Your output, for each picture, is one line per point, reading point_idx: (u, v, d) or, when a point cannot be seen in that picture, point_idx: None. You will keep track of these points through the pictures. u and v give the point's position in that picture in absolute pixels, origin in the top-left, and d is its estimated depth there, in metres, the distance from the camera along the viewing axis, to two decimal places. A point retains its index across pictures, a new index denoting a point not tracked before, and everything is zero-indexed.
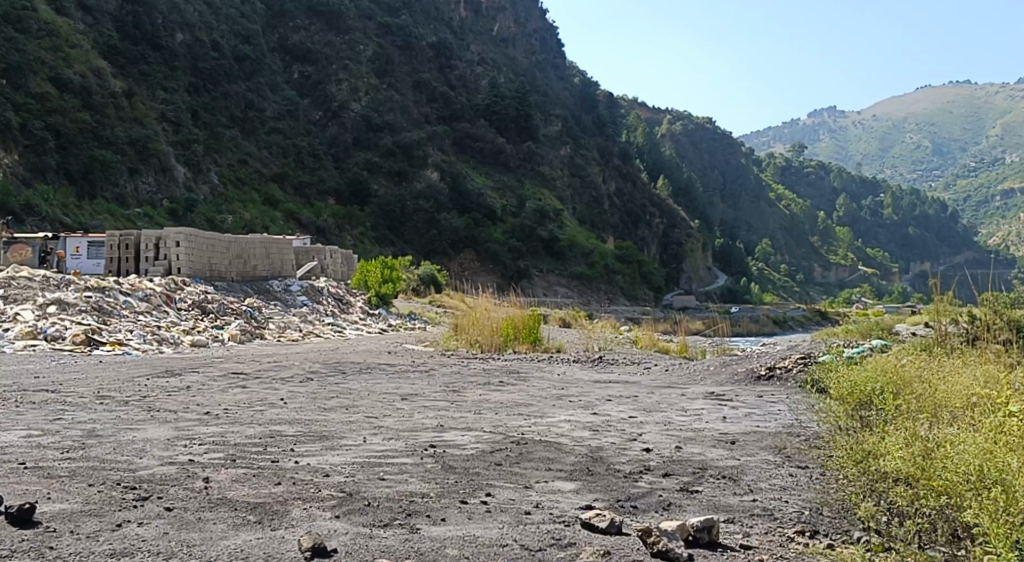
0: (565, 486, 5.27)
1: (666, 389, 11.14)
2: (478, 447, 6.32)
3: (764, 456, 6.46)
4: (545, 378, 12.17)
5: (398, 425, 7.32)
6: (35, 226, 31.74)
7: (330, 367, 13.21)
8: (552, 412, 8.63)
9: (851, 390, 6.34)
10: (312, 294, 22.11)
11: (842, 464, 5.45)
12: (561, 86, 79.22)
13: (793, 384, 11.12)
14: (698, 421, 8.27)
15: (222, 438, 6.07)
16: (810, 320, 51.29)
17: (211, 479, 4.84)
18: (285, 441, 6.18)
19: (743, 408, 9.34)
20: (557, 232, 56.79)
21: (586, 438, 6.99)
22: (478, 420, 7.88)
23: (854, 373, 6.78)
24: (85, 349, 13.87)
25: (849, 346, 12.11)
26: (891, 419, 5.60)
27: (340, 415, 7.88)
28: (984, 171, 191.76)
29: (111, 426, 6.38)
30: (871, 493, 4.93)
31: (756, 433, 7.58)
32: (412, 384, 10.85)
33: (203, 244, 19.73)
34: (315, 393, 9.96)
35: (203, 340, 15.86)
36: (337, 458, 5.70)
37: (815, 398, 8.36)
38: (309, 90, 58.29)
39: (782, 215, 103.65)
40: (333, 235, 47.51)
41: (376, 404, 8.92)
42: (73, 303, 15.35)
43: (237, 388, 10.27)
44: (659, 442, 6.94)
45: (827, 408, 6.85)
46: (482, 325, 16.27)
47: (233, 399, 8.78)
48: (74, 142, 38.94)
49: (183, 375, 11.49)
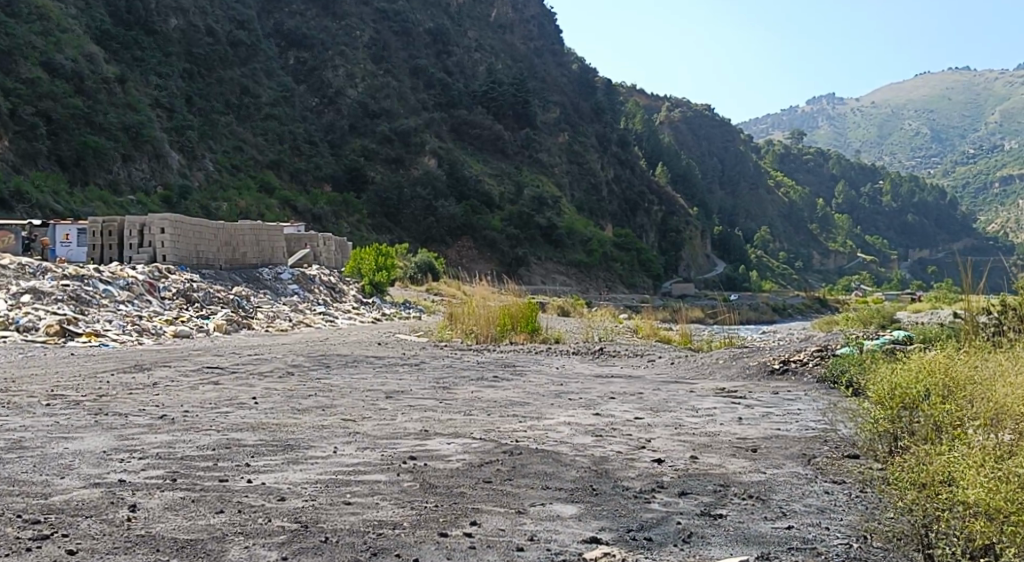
0: (565, 511, 4.45)
1: (674, 384, 10.33)
2: (465, 459, 5.49)
3: (793, 469, 5.62)
4: (542, 371, 11.47)
5: (376, 431, 6.50)
6: (24, 213, 31.04)
7: (314, 360, 12.43)
8: (550, 413, 7.86)
9: (890, 392, 5.52)
10: (303, 282, 21.23)
11: (892, 487, 4.64)
12: (558, 72, 76.88)
13: (810, 379, 10.33)
14: (712, 423, 7.46)
15: (168, 451, 5.24)
16: (810, 308, 50.38)
17: (139, 505, 4.03)
18: (241, 453, 5.34)
19: (761, 407, 8.53)
20: (555, 219, 55.83)
21: (589, 446, 6.17)
22: (470, 424, 7.08)
23: (894, 371, 5.90)
24: (58, 341, 13.06)
25: (869, 337, 11.36)
26: (947, 438, 4.78)
27: (313, 418, 7.12)
28: (981, 159, 189.47)
29: (42, 435, 5.52)
30: (938, 529, 4.08)
31: (779, 439, 6.77)
32: (399, 380, 10.03)
33: (188, 230, 18.95)
34: (290, 391, 9.06)
35: (187, 331, 15.03)
36: (299, 474, 4.88)
37: (845, 403, 7.56)
38: (305, 76, 57.37)
39: (782, 202, 102.60)
40: (330, 222, 46.67)
41: (357, 404, 8.12)
42: (48, 292, 14.53)
43: (208, 385, 9.41)
44: (670, 450, 6.12)
45: (864, 413, 5.97)
46: (477, 314, 15.46)
47: (197, 400, 8.02)
48: (65, 129, 38.07)
49: (151, 371, 10.64)
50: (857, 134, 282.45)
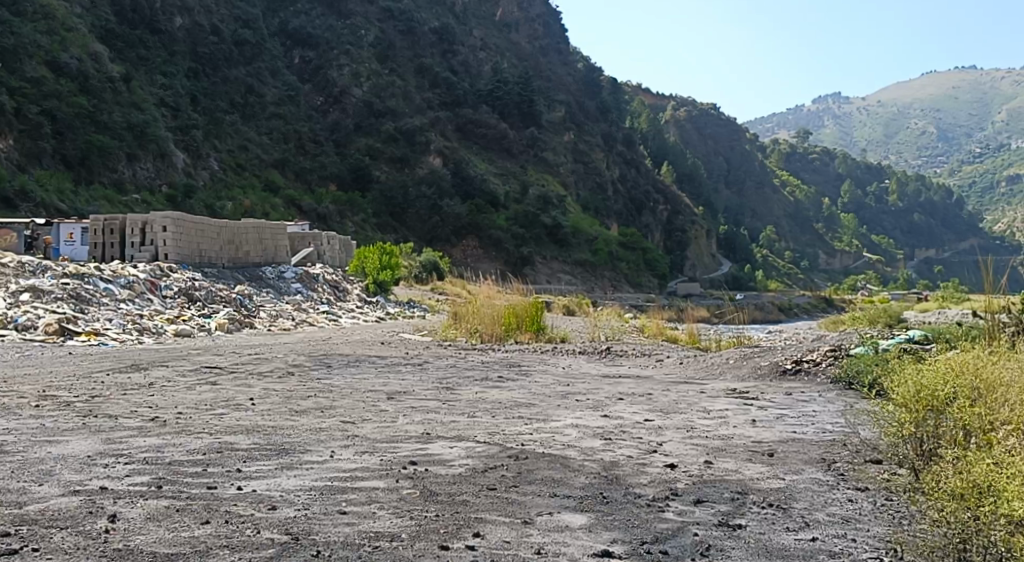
0: (575, 521, 4.19)
1: (684, 385, 10.03)
2: (468, 465, 5.21)
3: (813, 475, 5.33)
4: (548, 372, 11.19)
5: (377, 435, 6.23)
6: (29, 212, 30.88)
7: (315, 359, 12.19)
8: (556, 415, 7.57)
9: (916, 394, 5.23)
10: (307, 280, 20.95)
11: (925, 498, 4.37)
12: (563, 71, 76.37)
13: (824, 379, 10.03)
14: (725, 427, 7.18)
15: (157, 456, 4.97)
16: (816, 308, 49.95)
17: (119, 515, 3.76)
18: (234, 458, 5.08)
19: (775, 409, 8.25)
20: (560, 219, 55.42)
21: (597, 450, 5.90)
22: (473, 426, 6.81)
23: (919, 373, 5.63)
24: (57, 340, 12.82)
25: (883, 337, 11.08)
26: (980, 448, 4.49)
27: (311, 420, 6.85)
28: (988, 158, 187.91)
29: (24, 440, 5.26)
30: (983, 541, 3.80)
31: (796, 442, 6.49)
32: (400, 381, 9.75)
33: (191, 228, 18.73)
34: (290, 392, 8.77)
35: (188, 331, 14.75)
36: (293, 481, 4.63)
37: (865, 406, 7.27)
38: (310, 75, 57.16)
39: (788, 201, 102.05)
40: (335, 221, 46.40)
41: (357, 406, 7.87)
42: (48, 291, 14.29)
43: (206, 385, 9.17)
44: (683, 455, 5.84)
45: (888, 415, 5.70)
46: (482, 313, 15.22)
47: (192, 401, 7.76)
48: (69, 127, 37.95)
49: (147, 371, 10.40)
50: (863, 133, 281.22)
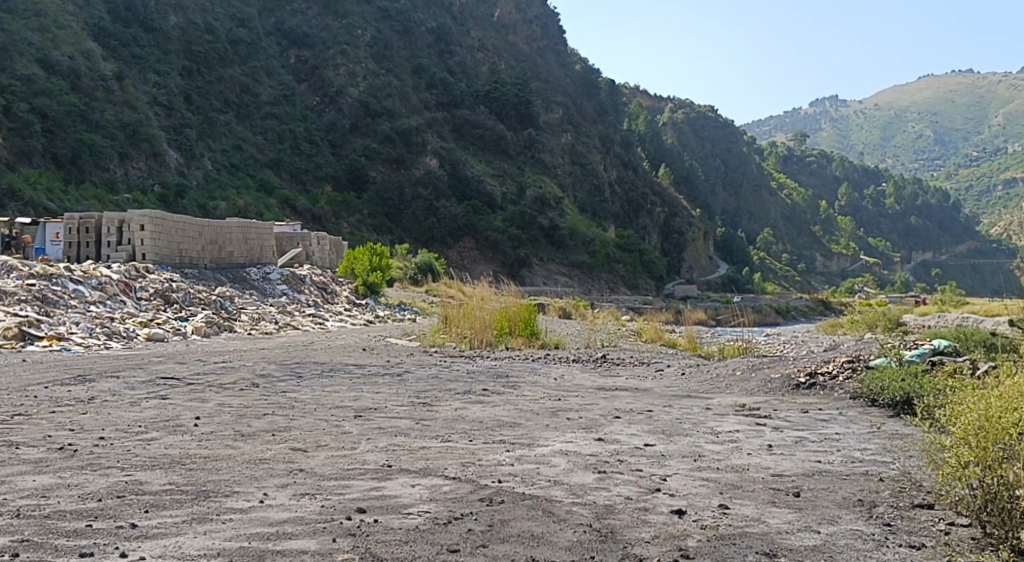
0: None
1: (686, 400, 9.04)
2: (428, 513, 4.22)
3: (854, 526, 4.35)
4: (539, 383, 10.25)
5: (325, 466, 5.25)
6: (16, 211, 29.94)
7: (283, 368, 11.17)
8: (544, 437, 6.61)
9: (977, 423, 4.26)
10: (293, 282, 19.92)
11: None
12: (561, 72, 75.04)
13: (841, 393, 9.02)
14: (738, 453, 6.19)
15: (33, 504, 3.98)
16: (814, 311, 48.45)
17: None
18: (139, 505, 4.09)
19: (792, 431, 7.23)
20: (557, 220, 54.12)
21: (587, 488, 4.88)
22: (445, 454, 5.81)
23: (982, 396, 4.60)
24: (16, 345, 11.81)
25: (906, 346, 10.07)
26: None
27: (254, 446, 5.90)
28: (982, 163, 185.03)
29: None
30: None
31: (826, 475, 5.52)
32: (373, 396, 8.67)
33: (171, 227, 17.66)
34: (246, 409, 7.74)
35: (162, 334, 13.75)
36: (201, 540, 3.64)
37: (909, 441, 6.22)
38: (306, 74, 56.24)
39: (783, 204, 100.81)
40: (330, 222, 45.25)
41: (316, 427, 6.84)
42: (11, 292, 13.23)
43: (153, 400, 8.10)
44: (691, 494, 4.86)
45: (941, 446, 4.64)
46: (474, 316, 14.21)
47: (128, 420, 6.79)
48: (60, 126, 37.03)
49: (95, 382, 9.37)
50: (859, 137, 278.91)
